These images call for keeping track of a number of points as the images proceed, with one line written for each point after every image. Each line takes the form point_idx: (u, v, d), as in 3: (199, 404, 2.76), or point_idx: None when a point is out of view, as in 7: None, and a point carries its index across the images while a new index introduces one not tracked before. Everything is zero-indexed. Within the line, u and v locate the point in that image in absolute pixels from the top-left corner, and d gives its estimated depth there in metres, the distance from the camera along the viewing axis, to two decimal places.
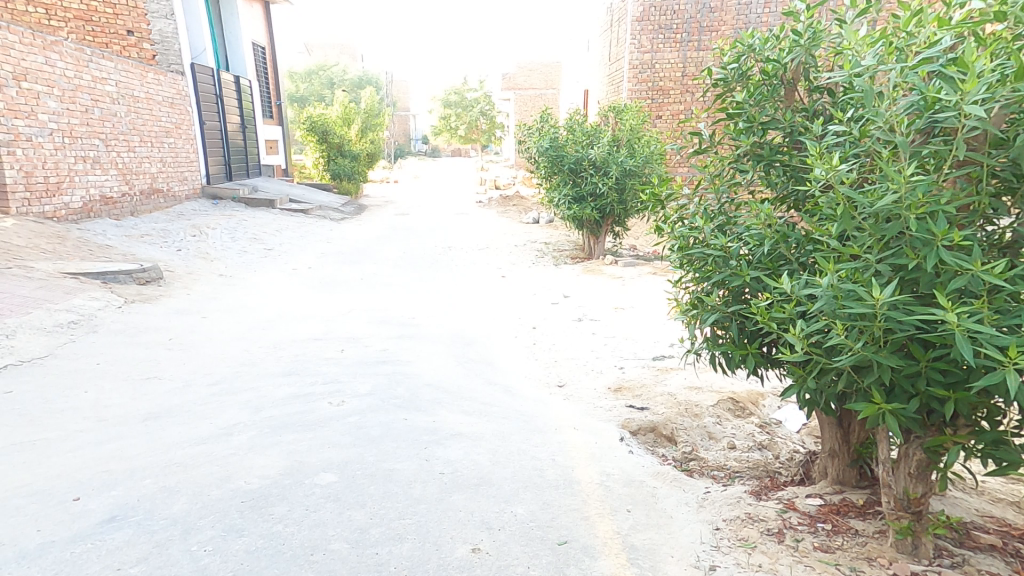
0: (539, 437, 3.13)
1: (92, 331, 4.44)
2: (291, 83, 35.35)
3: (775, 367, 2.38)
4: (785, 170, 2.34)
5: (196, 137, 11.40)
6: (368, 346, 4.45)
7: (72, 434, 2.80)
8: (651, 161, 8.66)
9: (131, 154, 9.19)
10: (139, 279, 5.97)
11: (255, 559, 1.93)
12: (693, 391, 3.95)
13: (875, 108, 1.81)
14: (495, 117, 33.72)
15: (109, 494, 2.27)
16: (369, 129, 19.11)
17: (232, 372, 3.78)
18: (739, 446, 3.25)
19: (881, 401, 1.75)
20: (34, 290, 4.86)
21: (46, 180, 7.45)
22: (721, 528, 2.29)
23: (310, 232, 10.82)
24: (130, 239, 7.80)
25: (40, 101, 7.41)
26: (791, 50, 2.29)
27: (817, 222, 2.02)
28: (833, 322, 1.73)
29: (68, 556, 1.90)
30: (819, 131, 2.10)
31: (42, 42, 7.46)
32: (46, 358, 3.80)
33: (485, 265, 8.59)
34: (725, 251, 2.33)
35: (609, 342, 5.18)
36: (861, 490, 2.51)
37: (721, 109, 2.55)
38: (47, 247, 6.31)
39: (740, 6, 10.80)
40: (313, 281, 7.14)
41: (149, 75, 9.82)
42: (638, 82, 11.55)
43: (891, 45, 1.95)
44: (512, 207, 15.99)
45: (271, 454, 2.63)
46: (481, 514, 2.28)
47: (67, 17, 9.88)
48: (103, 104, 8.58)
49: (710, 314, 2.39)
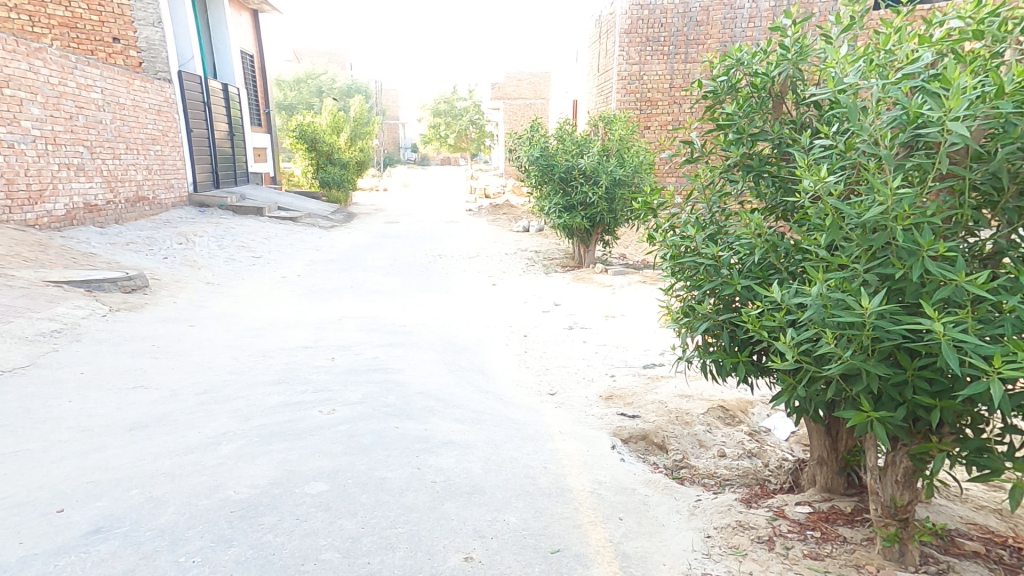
0: (531, 445, 3.13)
1: (75, 340, 4.36)
2: (279, 91, 35.44)
3: (765, 376, 2.41)
4: (774, 181, 2.39)
5: (183, 144, 11.32)
6: (358, 353, 4.43)
7: (56, 445, 2.75)
8: (641, 171, 8.76)
9: (116, 161, 9.06)
10: (125, 287, 5.91)
11: (245, 568, 1.91)
12: (684, 399, 3.99)
13: (861, 122, 1.85)
14: (484, 127, 34.08)
15: (95, 505, 2.23)
16: (359, 137, 19.11)
17: (221, 381, 3.74)
18: (729, 453, 3.25)
19: (870, 409, 1.78)
20: (16, 298, 4.77)
21: (28, 187, 7.34)
22: (713, 535, 2.31)
23: (298, 240, 10.78)
24: (115, 246, 7.70)
25: (23, 108, 7.33)
26: (779, 63, 2.35)
27: (806, 231, 2.05)
28: (823, 330, 1.76)
29: (51, 569, 1.86)
30: (806, 143, 2.14)
31: (25, 49, 7.40)
32: (29, 368, 3.74)
33: (475, 273, 8.58)
34: (716, 259, 2.37)
35: (600, 349, 5.21)
36: (849, 498, 2.53)
37: (711, 120, 2.58)
38: (29, 255, 6.20)
39: (725, 20, 11.04)
40: (302, 289, 7.08)
41: (135, 83, 9.74)
42: (627, 93, 11.67)
43: (873, 61, 1.99)
44: (503, 215, 16.13)
45: (261, 463, 2.60)
46: (473, 522, 2.27)
47: (51, 24, 9.75)
48: (87, 110, 8.49)
49: (701, 323, 2.44)
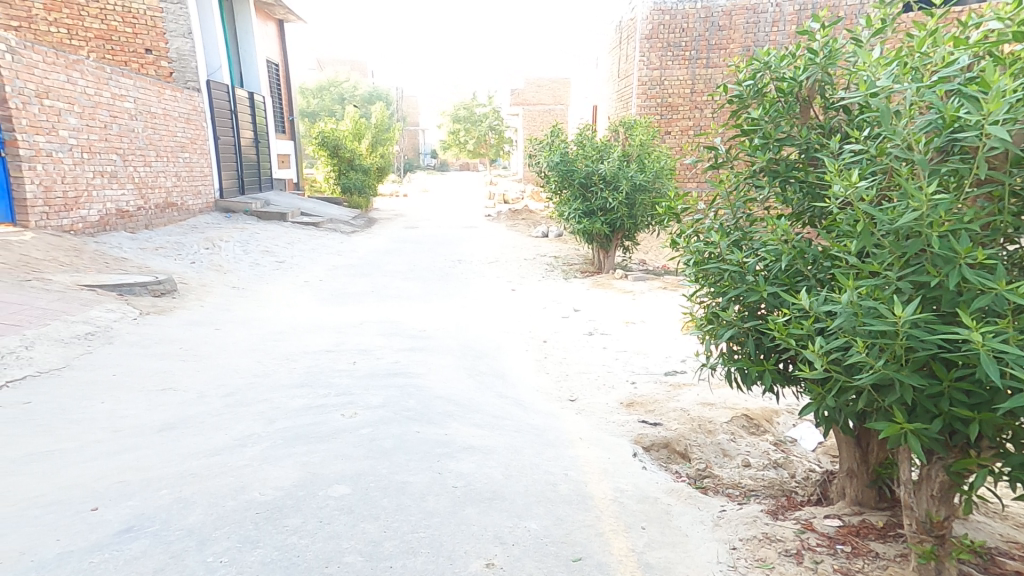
0: (551, 451, 3.12)
1: (108, 342, 4.48)
2: (303, 99, 36.13)
3: (791, 385, 2.37)
4: (801, 187, 2.35)
5: (210, 151, 11.59)
6: (379, 358, 4.46)
7: (89, 444, 2.82)
8: (661, 176, 8.70)
9: (147, 168, 9.32)
10: (154, 291, 6.06)
11: (270, 570, 1.93)
12: (707, 407, 3.93)
13: (893, 126, 1.81)
14: (504, 133, 34.23)
15: (126, 504, 2.28)
16: (380, 143, 19.34)
17: (246, 384, 3.80)
18: (754, 463, 3.19)
19: (904, 421, 1.73)
20: (53, 302, 4.92)
21: (64, 195, 7.58)
22: (738, 547, 2.26)
23: (320, 245, 10.94)
24: (145, 251, 7.91)
25: (61, 118, 7.58)
26: (807, 68, 2.31)
27: (835, 238, 2.01)
28: (853, 339, 1.73)
29: (86, 566, 1.90)
30: (835, 148, 2.10)
31: (64, 62, 7.67)
32: (64, 369, 3.85)
33: (494, 279, 8.59)
34: (741, 265, 2.34)
35: (620, 356, 5.17)
36: (881, 512, 2.46)
37: (736, 126, 2.56)
38: (65, 259, 6.41)
39: (748, 24, 10.92)
40: (324, 293, 7.17)
41: (166, 92, 10.01)
42: (648, 98, 11.63)
43: (907, 64, 1.94)
44: (522, 221, 16.16)
45: (285, 465, 2.64)
46: (494, 528, 2.26)
47: (89, 36, 10.21)
48: (121, 120, 8.76)
49: (726, 330, 2.40)
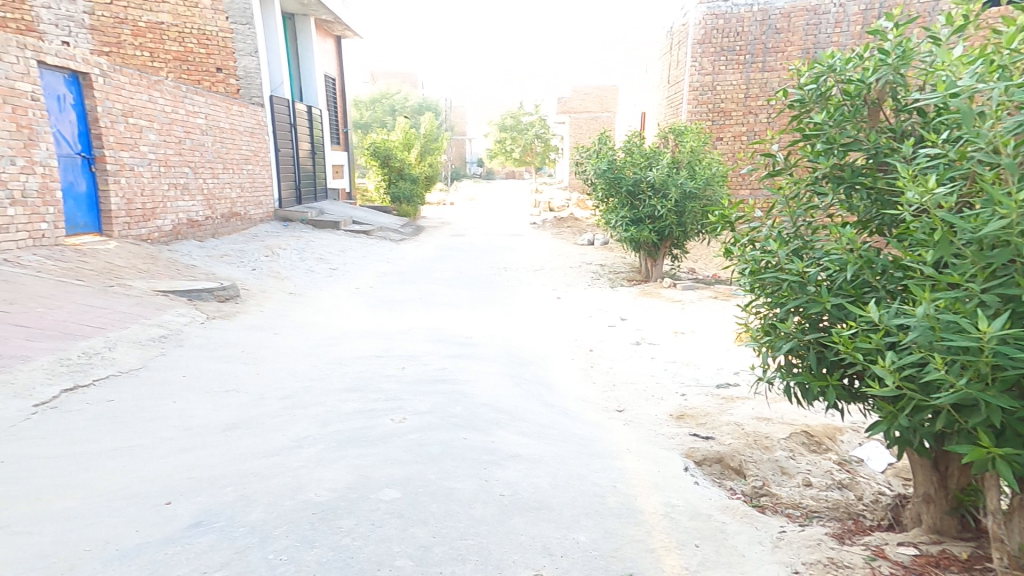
0: (598, 463, 3.07)
1: (178, 345, 4.76)
2: (356, 112, 37.43)
3: (857, 402, 2.24)
4: (869, 194, 2.23)
5: (271, 163, 12.17)
6: (427, 364, 4.53)
7: (162, 441, 3.00)
8: (713, 183, 8.48)
9: (214, 180, 9.88)
10: (220, 296, 6.39)
11: (326, 569, 1.98)
12: (763, 422, 3.77)
13: (976, 128, 1.70)
14: (549, 141, 34.30)
15: (195, 499, 2.41)
16: (428, 153, 19.77)
17: (302, 387, 3.95)
18: (816, 483, 3.03)
19: (990, 444, 1.60)
20: (131, 306, 5.28)
21: (143, 206, 8.13)
22: (801, 572, 2.15)
23: (370, 252, 11.26)
24: (211, 259, 8.37)
25: (142, 135, 8.14)
26: (877, 69, 2.21)
27: (908, 247, 1.90)
28: (930, 355, 1.61)
29: (160, 557, 2.02)
30: (908, 152, 1.99)
31: (146, 83, 8.24)
32: (141, 369, 4.12)
33: (540, 287, 8.59)
34: (801, 275, 2.24)
35: (670, 367, 5.04)
36: (963, 542, 2.28)
37: (797, 130, 2.46)
38: (142, 266, 6.86)
39: (808, 26, 10.51)
40: (374, 300, 7.37)
41: (234, 109, 10.57)
42: (699, 104, 11.38)
43: (993, 63, 1.82)
44: (567, 229, 16.11)
45: (338, 467, 2.71)
46: (542, 539, 2.24)
47: (167, 58, 11.08)
48: (193, 135, 9.33)
49: (785, 343, 2.30)
